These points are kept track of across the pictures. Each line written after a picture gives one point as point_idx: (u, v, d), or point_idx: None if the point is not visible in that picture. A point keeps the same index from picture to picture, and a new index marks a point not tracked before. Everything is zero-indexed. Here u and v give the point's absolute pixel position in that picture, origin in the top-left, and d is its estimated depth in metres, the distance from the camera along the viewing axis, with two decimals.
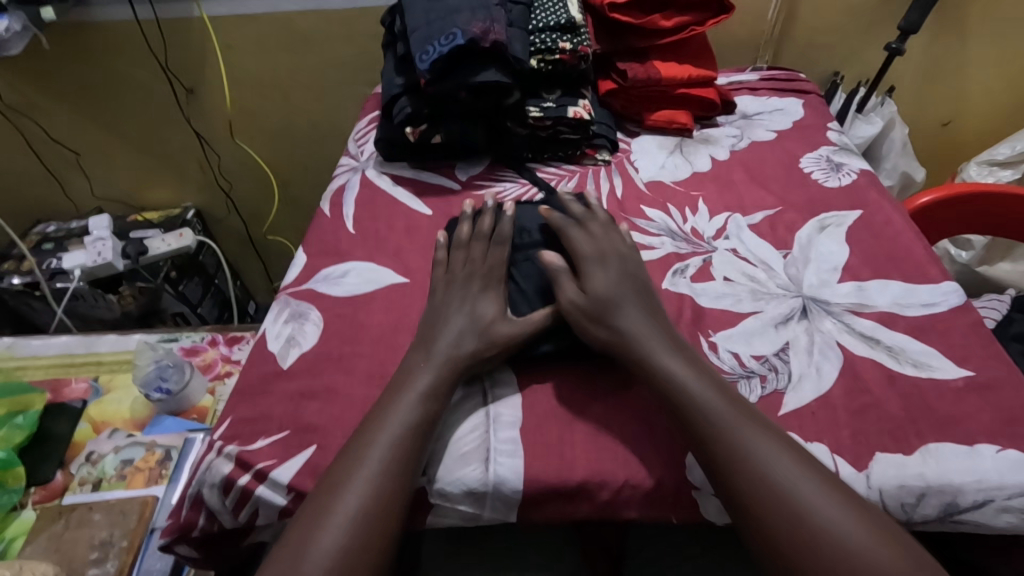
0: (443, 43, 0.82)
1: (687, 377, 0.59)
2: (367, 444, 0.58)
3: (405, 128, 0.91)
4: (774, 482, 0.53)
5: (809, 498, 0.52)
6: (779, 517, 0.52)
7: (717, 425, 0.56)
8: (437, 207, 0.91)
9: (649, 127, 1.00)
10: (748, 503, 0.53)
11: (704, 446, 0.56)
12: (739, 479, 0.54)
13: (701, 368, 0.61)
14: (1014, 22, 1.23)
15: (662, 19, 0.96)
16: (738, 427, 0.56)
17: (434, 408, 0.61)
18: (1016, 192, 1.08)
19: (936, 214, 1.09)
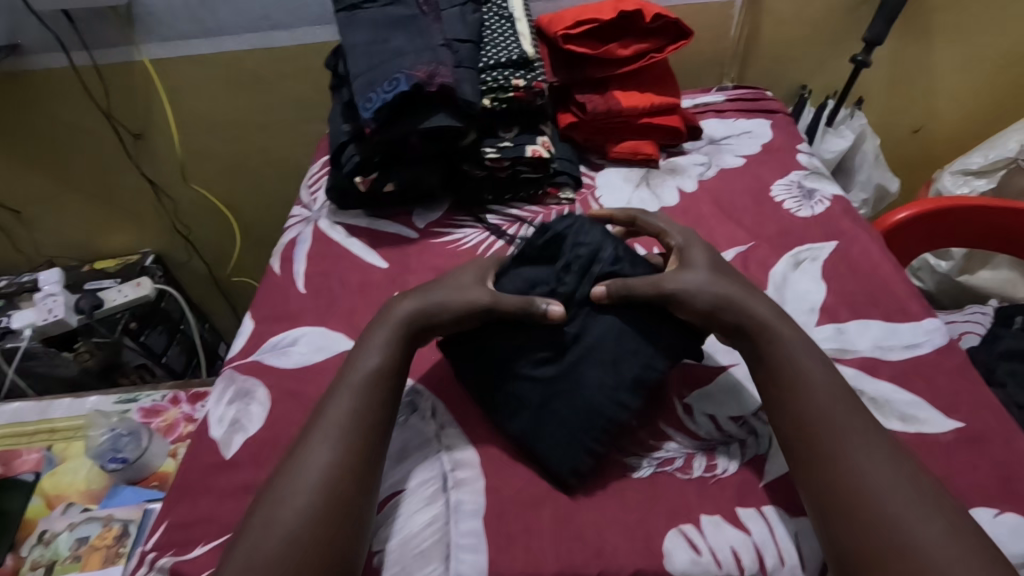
0: (386, 90, 0.76)
1: (813, 372, 0.57)
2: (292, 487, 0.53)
3: (355, 178, 0.85)
4: (878, 494, 0.49)
5: (908, 516, 0.48)
6: (879, 530, 0.48)
7: (822, 424, 0.54)
8: (393, 259, 0.86)
9: (613, 159, 0.96)
10: (836, 510, 0.50)
11: (810, 447, 0.53)
12: (831, 478, 0.51)
13: (816, 353, 0.59)
14: (980, 26, 1.21)
15: (619, 48, 0.91)
16: (849, 435, 0.53)
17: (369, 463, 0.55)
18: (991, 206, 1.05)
19: (913, 230, 1.07)
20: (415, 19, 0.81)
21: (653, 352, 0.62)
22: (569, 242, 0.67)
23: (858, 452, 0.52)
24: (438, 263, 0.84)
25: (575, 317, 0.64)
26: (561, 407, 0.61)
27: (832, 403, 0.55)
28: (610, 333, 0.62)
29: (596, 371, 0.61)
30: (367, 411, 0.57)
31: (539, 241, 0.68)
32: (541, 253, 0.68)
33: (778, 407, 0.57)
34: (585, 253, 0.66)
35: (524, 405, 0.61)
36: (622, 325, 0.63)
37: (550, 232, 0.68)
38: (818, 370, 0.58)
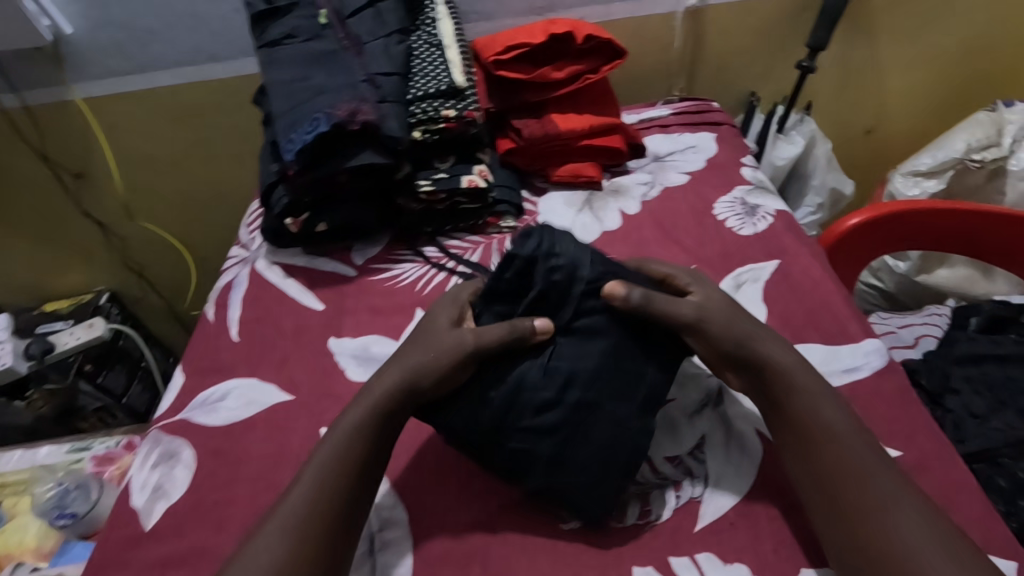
0: (307, 130, 0.73)
1: (834, 421, 0.55)
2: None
3: (285, 219, 0.83)
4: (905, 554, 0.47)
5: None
6: None
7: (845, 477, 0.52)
8: (330, 300, 0.83)
9: (556, 183, 0.95)
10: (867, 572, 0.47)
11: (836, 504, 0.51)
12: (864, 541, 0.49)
13: (835, 398, 0.57)
14: (924, 26, 1.21)
15: (553, 70, 0.89)
16: (876, 487, 0.51)
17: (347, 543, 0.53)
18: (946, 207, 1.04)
19: (865, 236, 1.06)
20: (337, 53, 0.79)
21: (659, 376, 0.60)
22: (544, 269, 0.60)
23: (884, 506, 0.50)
24: (375, 302, 0.82)
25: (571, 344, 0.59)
26: (571, 460, 0.56)
27: (860, 462, 0.52)
28: (618, 363, 0.59)
29: (608, 406, 0.58)
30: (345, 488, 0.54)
31: (505, 272, 0.62)
32: (510, 284, 0.62)
33: (794, 457, 0.55)
34: (560, 278, 0.60)
35: (535, 460, 0.56)
36: (623, 349, 0.59)
37: (518, 261, 0.61)
38: (826, 415, 0.55)
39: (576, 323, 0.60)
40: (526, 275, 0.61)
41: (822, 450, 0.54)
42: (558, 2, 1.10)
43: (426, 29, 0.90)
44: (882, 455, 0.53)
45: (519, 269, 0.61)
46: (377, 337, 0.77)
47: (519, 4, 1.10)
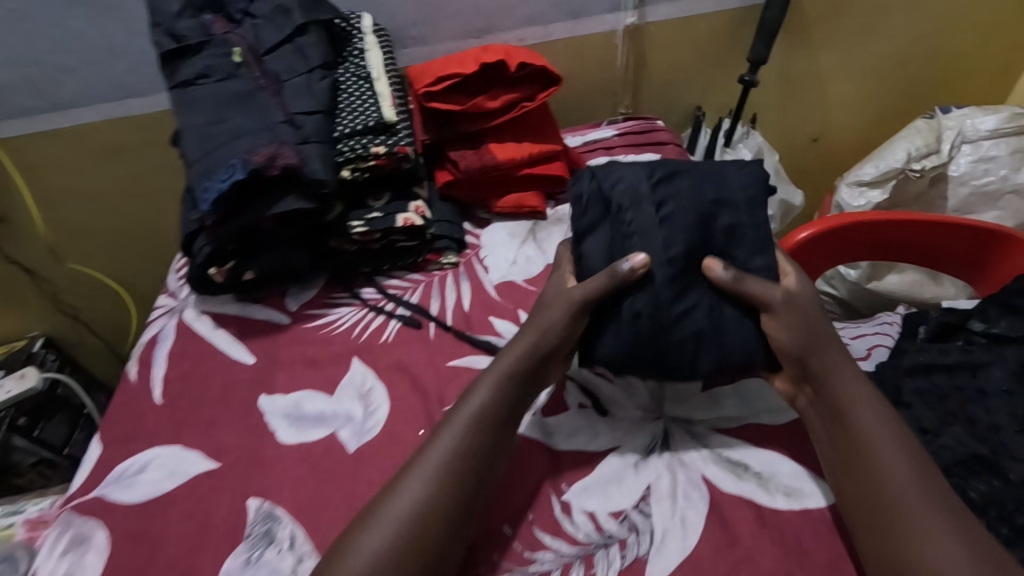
0: (222, 177, 0.69)
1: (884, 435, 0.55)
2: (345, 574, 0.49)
3: (208, 269, 0.78)
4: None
5: None
6: None
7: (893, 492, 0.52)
8: (262, 352, 0.79)
9: (499, 214, 0.92)
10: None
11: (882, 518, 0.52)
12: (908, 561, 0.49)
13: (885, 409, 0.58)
14: (861, 36, 1.22)
15: (487, 100, 0.86)
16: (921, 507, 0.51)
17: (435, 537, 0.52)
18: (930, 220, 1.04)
19: (812, 249, 1.06)
20: (254, 93, 0.75)
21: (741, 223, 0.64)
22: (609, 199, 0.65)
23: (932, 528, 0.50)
24: (309, 353, 0.77)
25: (673, 220, 0.63)
26: (710, 352, 0.61)
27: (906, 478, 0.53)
28: (714, 231, 0.64)
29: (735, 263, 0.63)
30: (432, 524, 0.52)
31: (578, 217, 0.66)
32: (591, 218, 0.65)
33: (852, 490, 0.54)
34: (626, 192, 0.64)
35: (699, 347, 0.61)
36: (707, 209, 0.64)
37: (586, 199, 0.65)
38: (892, 446, 0.55)
39: (661, 213, 0.64)
40: (597, 205, 0.65)
41: (879, 473, 0.53)
42: (495, 24, 1.06)
43: (355, 60, 0.86)
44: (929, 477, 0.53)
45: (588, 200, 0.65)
46: (311, 392, 0.73)
47: (455, 27, 1.06)
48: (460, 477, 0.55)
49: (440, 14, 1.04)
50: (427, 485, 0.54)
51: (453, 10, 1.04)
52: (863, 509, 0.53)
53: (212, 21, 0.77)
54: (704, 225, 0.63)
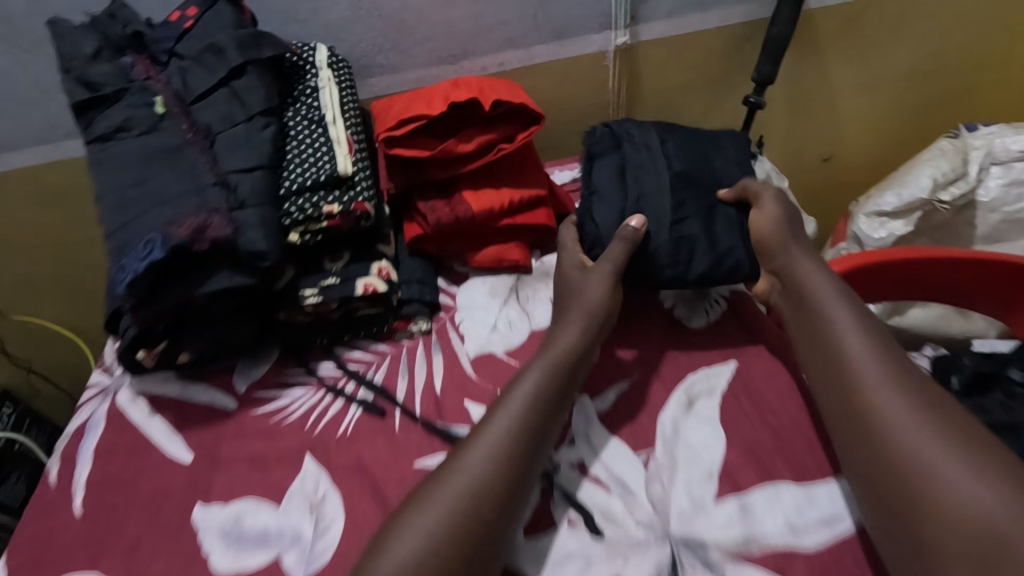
0: (139, 256, 0.58)
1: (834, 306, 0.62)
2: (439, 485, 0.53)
3: (136, 352, 0.67)
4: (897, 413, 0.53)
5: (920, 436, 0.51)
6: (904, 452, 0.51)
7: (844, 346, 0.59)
8: (200, 447, 0.68)
9: (477, 268, 0.81)
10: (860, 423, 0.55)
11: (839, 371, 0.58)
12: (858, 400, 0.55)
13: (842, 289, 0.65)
14: (878, 46, 1.11)
15: (459, 143, 0.75)
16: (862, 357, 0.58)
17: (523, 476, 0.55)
18: (965, 257, 0.92)
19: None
20: (180, 149, 0.64)
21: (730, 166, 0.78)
22: (620, 139, 0.77)
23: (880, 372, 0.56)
24: (254, 449, 0.66)
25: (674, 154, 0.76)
26: (703, 255, 0.71)
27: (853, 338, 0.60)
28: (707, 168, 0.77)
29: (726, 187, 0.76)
30: (491, 508, 0.52)
31: (594, 142, 0.77)
32: (605, 147, 0.77)
33: (831, 391, 0.58)
34: (633, 133, 0.78)
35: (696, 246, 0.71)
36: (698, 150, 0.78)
37: (601, 134, 0.78)
38: (860, 338, 0.59)
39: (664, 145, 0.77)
40: (610, 139, 0.77)
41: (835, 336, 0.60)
42: (471, 48, 0.95)
43: (306, 100, 0.75)
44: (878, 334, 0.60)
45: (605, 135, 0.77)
46: (254, 501, 0.62)
47: (427, 53, 0.94)
48: (509, 469, 0.54)
49: (408, 38, 0.92)
50: (486, 467, 0.53)
51: (421, 35, 0.92)
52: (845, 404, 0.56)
53: (133, 64, 0.67)
54: (699, 159, 0.77)
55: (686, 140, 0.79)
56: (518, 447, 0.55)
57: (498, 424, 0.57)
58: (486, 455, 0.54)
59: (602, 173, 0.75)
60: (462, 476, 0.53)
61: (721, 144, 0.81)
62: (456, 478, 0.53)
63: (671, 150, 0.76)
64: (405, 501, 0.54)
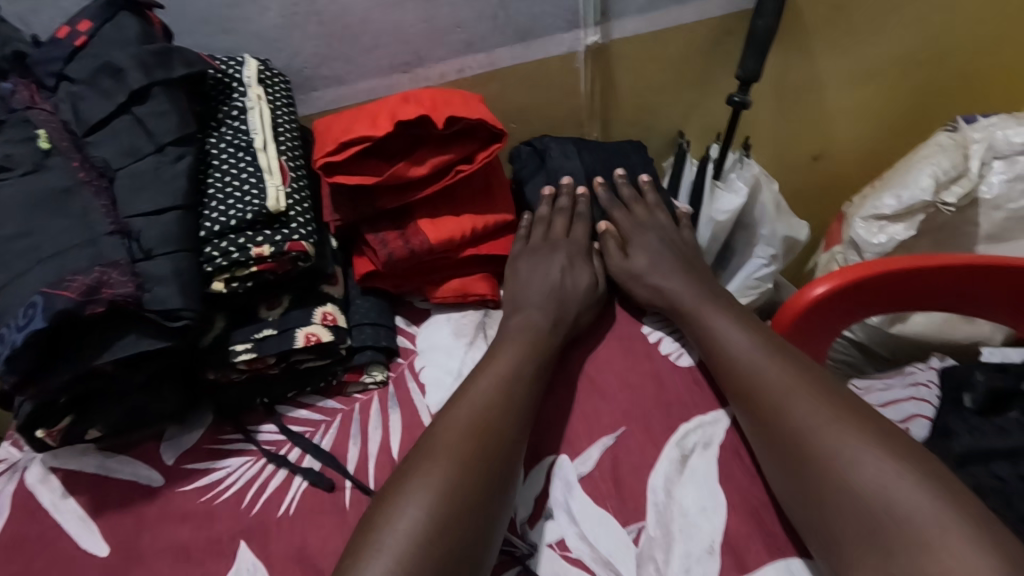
0: (19, 325, 0.48)
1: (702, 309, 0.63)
2: (416, 474, 0.50)
3: (35, 431, 0.57)
4: (779, 396, 0.53)
5: (797, 412, 0.52)
6: (791, 437, 0.51)
7: (724, 347, 0.59)
8: (121, 536, 0.58)
9: (439, 304, 0.72)
10: (750, 418, 0.55)
11: (723, 370, 0.58)
12: (740, 388, 0.56)
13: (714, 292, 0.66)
14: (870, 35, 1.03)
15: (411, 166, 0.65)
16: (736, 348, 0.58)
17: (511, 443, 0.53)
18: (978, 265, 0.85)
19: (829, 308, 0.86)
20: (71, 192, 0.54)
21: (637, 160, 0.82)
22: (542, 153, 0.79)
23: (756, 361, 0.57)
24: (183, 536, 0.57)
25: (588, 164, 0.79)
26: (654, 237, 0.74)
27: (726, 331, 0.60)
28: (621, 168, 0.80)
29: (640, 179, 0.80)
30: (486, 472, 0.51)
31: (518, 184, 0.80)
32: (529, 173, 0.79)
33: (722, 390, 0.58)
34: (547, 149, 0.79)
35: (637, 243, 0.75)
36: (602, 154, 0.81)
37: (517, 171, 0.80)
38: (736, 333, 0.60)
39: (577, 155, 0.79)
40: (530, 167, 0.79)
41: (714, 335, 0.61)
42: (426, 54, 0.85)
43: (231, 123, 0.65)
44: (750, 324, 0.61)
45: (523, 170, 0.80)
46: None
47: (378, 61, 0.84)
48: (512, 416, 0.55)
49: (354, 46, 0.82)
50: (470, 431, 0.53)
51: (369, 42, 0.82)
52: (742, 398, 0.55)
53: (14, 89, 0.57)
54: (607, 161, 0.80)
55: (587, 148, 0.81)
56: (512, 393, 0.56)
57: (476, 397, 0.55)
58: (473, 418, 0.54)
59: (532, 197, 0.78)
60: (465, 424, 0.53)
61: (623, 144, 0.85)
62: (456, 435, 0.52)
63: (586, 162, 0.79)
64: (403, 467, 0.51)
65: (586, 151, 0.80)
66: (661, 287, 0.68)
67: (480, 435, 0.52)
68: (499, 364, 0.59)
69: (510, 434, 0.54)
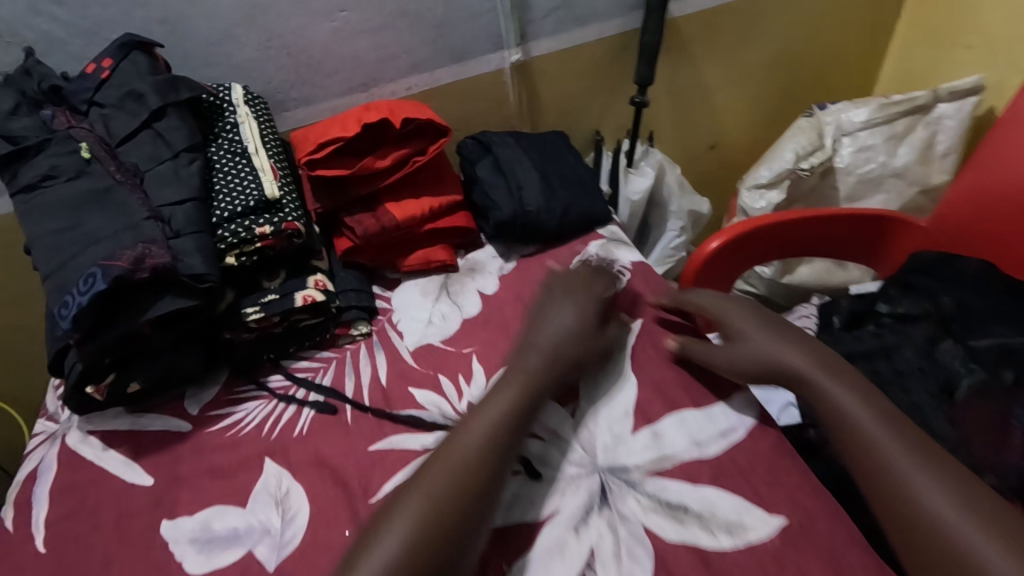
0: (81, 291, 0.62)
1: (818, 381, 0.61)
2: (398, 508, 0.53)
3: (84, 388, 0.69)
4: (899, 477, 0.53)
5: (925, 497, 0.52)
6: (914, 522, 0.51)
7: (849, 424, 0.58)
8: (161, 470, 0.71)
9: (408, 272, 0.89)
10: (875, 496, 0.55)
11: (845, 443, 0.58)
12: (864, 465, 0.56)
13: (819, 355, 0.63)
14: (739, 44, 1.28)
15: (376, 159, 0.83)
16: (859, 422, 0.57)
17: (493, 464, 0.56)
18: (837, 213, 1.07)
19: (736, 252, 1.05)
20: (110, 190, 0.68)
21: (563, 148, 1.01)
22: (486, 144, 0.95)
23: (877, 435, 0.56)
24: (215, 461, 0.70)
25: (525, 149, 0.96)
26: (580, 205, 0.92)
27: (845, 405, 0.59)
28: (551, 155, 0.98)
29: (567, 162, 0.98)
30: (463, 494, 0.54)
31: (468, 168, 0.94)
32: (477, 159, 0.94)
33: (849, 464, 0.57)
34: (489, 140, 0.96)
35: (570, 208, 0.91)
36: (534, 143, 0.98)
37: (468, 159, 0.95)
38: (859, 406, 0.58)
39: (515, 144, 0.96)
40: (478, 153, 0.95)
41: (834, 407, 0.59)
42: (379, 76, 1.03)
43: (226, 135, 0.80)
44: (865, 393, 0.59)
45: (473, 157, 0.94)
46: (220, 508, 0.66)
47: (338, 84, 1.02)
48: (494, 449, 0.57)
49: (319, 73, 0.99)
50: (454, 462, 0.56)
51: (330, 68, 0.99)
52: (865, 475, 0.55)
53: (53, 115, 0.71)
54: (539, 148, 0.98)
55: (523, 138, 0.98)
56: (499, 429, 0.58)
57: (468, 432, 0.58)
58: (459, 453, 0.56)
59: (483, 176, 0.92)
60: (452, 455, 0.56)
61: (551, 137, 1.02)
62: (431, 481, 0.54)
63: (522, 148, 0.96)
64: (387, 504, 0.55)
65: (522, 140, 0.97)
66: (762, 353, 0.65)
67: (461, 477, 0.54)
68: (496, 395, 0.62)
69: (487, 468, 0.55)
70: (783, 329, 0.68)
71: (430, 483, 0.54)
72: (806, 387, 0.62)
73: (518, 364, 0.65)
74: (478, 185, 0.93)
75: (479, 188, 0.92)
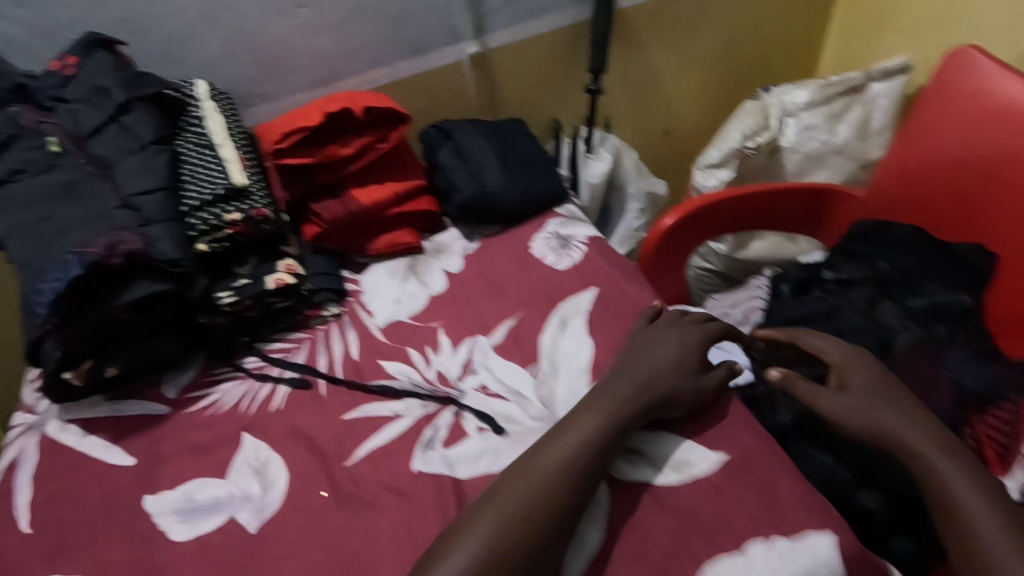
0: (57, 276, 0.65)
1: (922, 443, 0.61)
2: (472, 525, 0.54)
3: (62, 374, 0.70)
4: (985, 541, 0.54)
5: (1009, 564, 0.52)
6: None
7: (948, 486, 0.58)
8: (142, 450, 0.73)
9: (376, 255, 0.92)
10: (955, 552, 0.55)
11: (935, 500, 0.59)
12: (953, 523, 0.56)
13: (929, 423, 0.63)
14: (687, 33, 1.34)
15: (340, 147, 0.87)
16: (951, 483, 0.58)
17: (569, 495, 0.56)
18: (784, 187, 1.13)
19: (690, 227, 1.10)
20: (81, 182, 0.70)
21: (521, 132, 1.05)
22: (446, 131, 1.00)
23: (965, 496, 0.57)
24: (196, 438, 0.73)
25: (483, 133, 1.00)
26: (537, 184, 0.97)
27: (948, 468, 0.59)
28: (509, 138, 1.02)
29: (524, 144, 1.03)
30: (539, 526, 0.54)
31: (430, 154, 0.99)
32: (437, 145, 0.99)
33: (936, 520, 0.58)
34: (449, 127, 1.00)
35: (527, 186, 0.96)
36: (493, 128, 1.03)
37: (428, 145, 0.99)
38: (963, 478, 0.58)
39: (474, 129, 1.00)
40: (438, 140, 0.99)
41: (937, 474, 0.59)
42: (340, 71, 1.07)
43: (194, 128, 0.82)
44: (978, 469, 0.58)
45: (434, 144, 0.99)
46: (201, 480, 0.69)
47: (301, 79, 1.05)
48: (572, 481, 0.57)
49: (282, 69, 1.02)
50: (537, 492, 0.55)
51: (293, 64, 1.03)
52: (950, 527, 0.56)
53: (21, 112, 0.73)
54: (497, 132, 1.02)
55: (481, 124, 1.02)
56: (583, 466, 0.57)
57: (548, 460, 0.58)
58: (542, 484, 0.56)
59: (443, 160, 0.97)
60: (526, 479, 0.56)
61: (510, 123, 1.07)
62: (509, 502, 0.55)
63: (481, 133, 1.00)
64: (461, 517, 0.55)
65: (480, 126, 1.01)
66: (872, 415, 0.65)
67: (534, 504, 0.55)
68: (582, 424, 0.61)
69: (565, 496, 0.56)
70: (903, 399, 0.66)
71: (503, 509, 0.54)
72: (909, 452, 0.62)
73: (607, 387, 0.64)
74: (439, 169, 0.97)
75: (442, 172, 0.97)
